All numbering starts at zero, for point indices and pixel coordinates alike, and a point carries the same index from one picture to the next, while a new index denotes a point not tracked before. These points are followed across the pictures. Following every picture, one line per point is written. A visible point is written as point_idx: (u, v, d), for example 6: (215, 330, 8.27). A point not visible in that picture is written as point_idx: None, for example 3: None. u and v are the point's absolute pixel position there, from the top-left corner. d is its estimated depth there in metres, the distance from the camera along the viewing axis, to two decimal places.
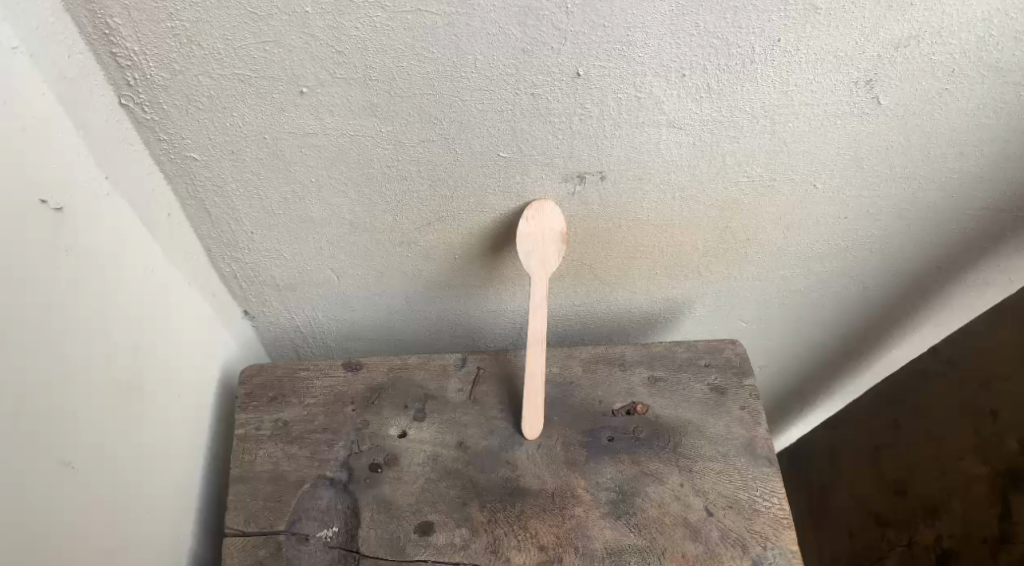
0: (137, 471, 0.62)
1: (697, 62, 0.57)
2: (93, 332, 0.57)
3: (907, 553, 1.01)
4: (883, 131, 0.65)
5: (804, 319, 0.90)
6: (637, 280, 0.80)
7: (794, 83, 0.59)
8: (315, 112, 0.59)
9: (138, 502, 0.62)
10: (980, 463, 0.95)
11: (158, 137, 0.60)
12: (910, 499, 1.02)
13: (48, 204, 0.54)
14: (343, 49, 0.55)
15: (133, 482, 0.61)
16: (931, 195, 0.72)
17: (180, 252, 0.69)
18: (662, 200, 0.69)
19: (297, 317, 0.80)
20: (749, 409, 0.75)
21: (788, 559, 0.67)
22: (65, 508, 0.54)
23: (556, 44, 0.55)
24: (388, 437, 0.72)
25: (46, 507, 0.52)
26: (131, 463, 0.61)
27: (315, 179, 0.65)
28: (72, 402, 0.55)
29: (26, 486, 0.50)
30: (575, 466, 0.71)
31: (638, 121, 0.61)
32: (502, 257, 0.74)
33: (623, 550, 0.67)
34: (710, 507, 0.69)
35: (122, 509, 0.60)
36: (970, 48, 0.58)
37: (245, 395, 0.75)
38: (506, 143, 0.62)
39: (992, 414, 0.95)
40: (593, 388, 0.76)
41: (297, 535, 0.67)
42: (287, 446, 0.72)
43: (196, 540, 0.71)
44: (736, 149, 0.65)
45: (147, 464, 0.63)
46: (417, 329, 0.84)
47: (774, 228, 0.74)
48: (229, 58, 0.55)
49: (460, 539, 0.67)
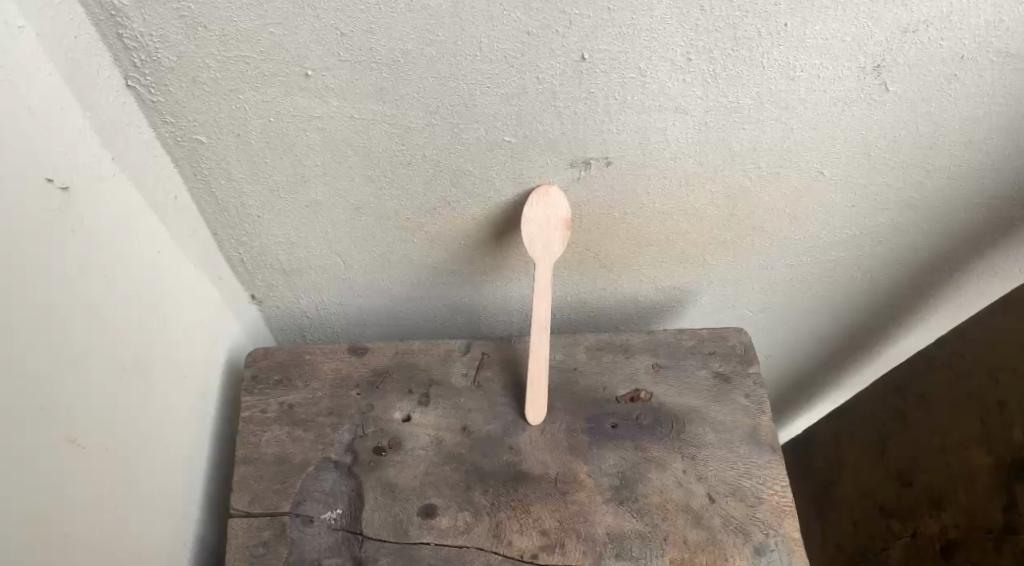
0: (136, 463, 0.62)
1: (704, 45, 0.57)
2: (98, 315, 0.58)
3: (912, 545, 1.01)
4: (891, 117, 0.64)
5: (811, 308, 0.90)
6: (643, 267, 0.80)
7: (801, 69, 0.59)
8: (320, 95, 0.59)
9: (136, 495, 0.62)
10: (985, 454, 0.94)
11: (165, 119, 0.60)
12: (915, 490, 1.02)
13: (54, 183, 0.54)
14: (348, 31, 0.55)
15: (132, 473, 0.61)
16: (939, 182, 0.72)
17: (185, 233, 0.69)
18: (667, 186, 0.69)
19: (304, 301, 0.81)
20: (753, 398, 0.75)
21: (790, 547, 0.67)
22: (65, 505, 0.53)
23: (562, 27, 0.55)
24: (392, 420, 0.73)
25: (47, 505, 0.52)
26: (130, 453, 0.61)
27: (320, 164, 0.65)
28: (71, 386, 0.55)
29: (25, 482, 0.50)
30: (578, 451, 0.71)
31: (644, 106, 0.61)
32: (506, 243, 0.74)
33: (625, 535, 0.67)
34: (712, 494, 0.69)
35: (121, 500, 0.60)
36: (980, 33, 0.57)
37: (251, 377, 0.75)
38: (511, 127, 0.62)
39: (999, 404, 0.94)
40: (597, 375, 0.76)
41: (301, 517, 0.68)
42: (291, 429, 0.72)
43: (202, 522, 0.72)
44: (742, 135, 0.64)
45: (144, 455, 0.63)
46: (422, 315, 0.85)
47: (780, 216, 0.74)
48: (235, 40, 0.55)
49: (463, 523, 0.67)
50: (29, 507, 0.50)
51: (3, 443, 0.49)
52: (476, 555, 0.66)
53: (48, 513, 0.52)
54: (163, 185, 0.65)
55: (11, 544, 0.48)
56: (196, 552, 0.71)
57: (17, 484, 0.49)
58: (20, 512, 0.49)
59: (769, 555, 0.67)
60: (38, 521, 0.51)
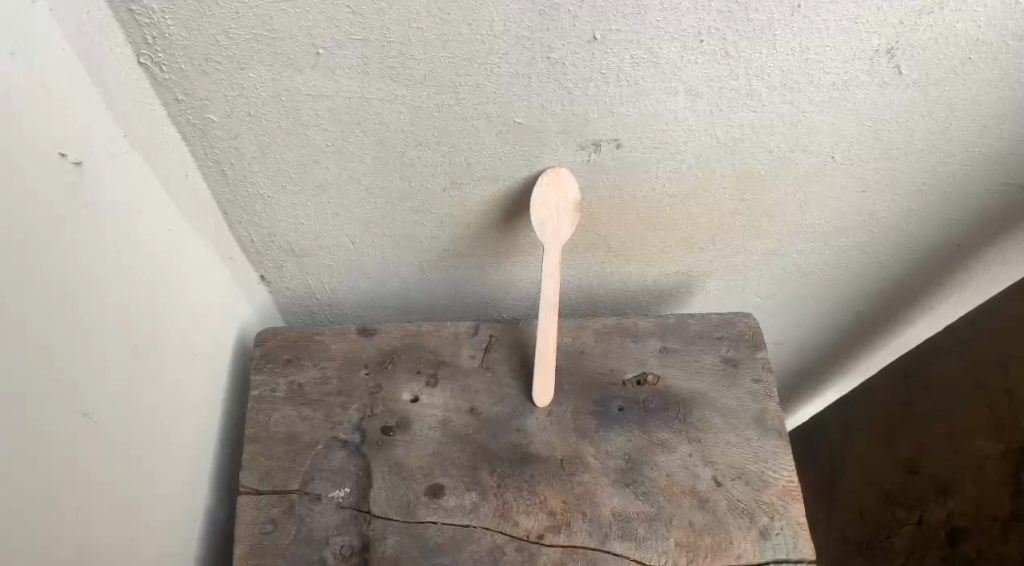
0: (137, 442, 0.61)
1: (717, 27, 0.56)
2: (109, 291, 0.58)
3: (918, 531, 1.05)
4: (905, 100, 0.64)
5: (819, 295, 0.90)
6: (651, 252, 0.80)
7: (814, 51, 0.59)
8: (330, 74, 0.59)
9: (139, 476, 0.61)
10: (995, 443, 1.02)
11: (176, 97, 0.61)
12: (921, 479, 1.07)
13: (66, 158, 0.54)
14: (359, 9, 0.54)
15: (133, 453, 0.61)
16: (953, 168, 0.71)
17: (195, 212, 0.70)
18: (678, 171, 0.69)
19: (313, 283, 0.82)
20: (760, 382, 0.76)
21: (794, 532, 0.67)
22: (77, 482, 0.54)
23: (573, 6, 0.55)
24: (401, 401, 0.73)
25: (58, 482, 0.52)
26: (132, 432, 0.61)
27: (331, 144, 0.65)
28: (82, 364, 0.55)
29: (37, 464, 0.50)
30: (585, 434, 0.72)
31: (654, 87, 0.61)
32: (514, 227, 0.75)
33: (631, 518, 0.67)
34: (718, 478, 0.70)
35: (123, 482, 0.59)
36: (997, 16, 0.57)
37: (260, 357, 0.76)
38: (521, 109, 0.62)
39: (1009, 393, 1.02)
40: (604, 358, 0.76)
41: (309, 495, 0.68)
42: (301, 408, 0.73)
43: (207, 501, 0.73)
44: (753, 118, 0.64)
45: (147, 435, 0.62)
46: (430, 299, 0.85)
47: (789, 202, 0.74)
48: (247, 17, 0.55)
49: (470, 502, 0.68)
50: (26, 493, 0.49)
51: (4, 419, 0.48)
52: (483, 535, 0.66)
53: (49, 500, 0.51)
54: (173, 163, 0.65)
55: (12, 529, 0.48)
56: (205, 529, 0.72)
57: (19, 468, 0.49)
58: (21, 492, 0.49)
59: (774, 539, 0.67)
60: (39, 506, 0.50)
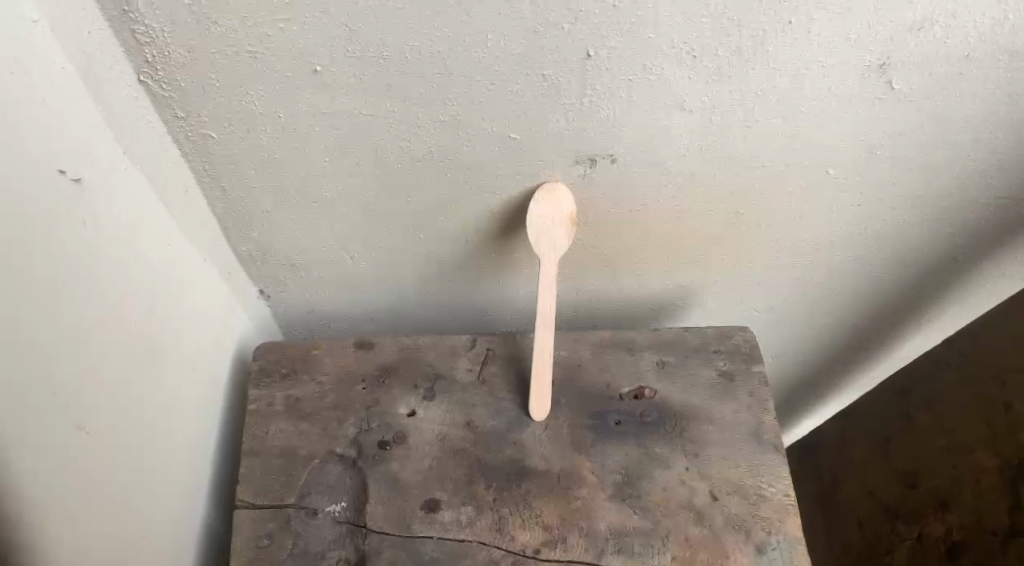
0: (136, 447, 0.62)
1: (710, 43, 0.57)
2: (109, 304, 0.59)
3: (918, 546, 1.01)
4: (898, 115, 0.64)
5: (816, 308, 0.91)
6: (650, 264, 0.80)
7: (805, 67, 0.59)
8: (328, 90, 0.60)
9: (138, 476, 0.62)
10: (993, 456, 0.93)
11: (175, 114, 0.61)
12: (920, 491, 1.02)
13: (66, 175, 0.55)
14: (356, 27, 0.55)
15: (132, 458, 0.61)
16: (947, 181, 0.71)
17: (194, 226, 0.70)
18: (674, 186, 0.70)
19: (312, 296, 0.82)
20: (756, 395, 0.76)
21: (791, 546, 0.67)
22: (78, 486, 0.55)
23: (567, 24, 0.55)
24: (398, 414, 0.73)
25: (60, 485, 0.53)
26: (131, 438, 0.61)
27: (330, 160, 0.66)
28: (81, 369, 0.55)
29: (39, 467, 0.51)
30: (582, 448, 0.72)
31: (648, 103, 0.61)
32: (512, 240, 0.75)
33: (627, 532, 0.67)
34: (715, 492, 0.70)
35: (123, 482, 0.60)
36: (987, 31, 0.57)
37: (258, 369, 0.76)
38: (517, 124, 0.63)
39: (1005, 404, 0.93)
40: (601, 371, 0.77)
41: (306, 509, 0.68)
42: (298, 422, 0.73)
43: (206, 513, 0.73)
44: (747, 132, 0.65)
45: (147, 440, 0.63)
46: (430, 312, 0.86)
47: (785, 215, 0.75)
48: (245, 35, 0.55)
49: (466, 517, 0.68)
50: (22, 499, 0.49)
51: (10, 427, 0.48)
52: (480, 549, 0.66)
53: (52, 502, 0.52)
54: (172, 178, 0.66)
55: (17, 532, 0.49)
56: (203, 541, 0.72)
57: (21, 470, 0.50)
58: (21, 498, 0.49)
59: (771, 553, 0.67)
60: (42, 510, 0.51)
